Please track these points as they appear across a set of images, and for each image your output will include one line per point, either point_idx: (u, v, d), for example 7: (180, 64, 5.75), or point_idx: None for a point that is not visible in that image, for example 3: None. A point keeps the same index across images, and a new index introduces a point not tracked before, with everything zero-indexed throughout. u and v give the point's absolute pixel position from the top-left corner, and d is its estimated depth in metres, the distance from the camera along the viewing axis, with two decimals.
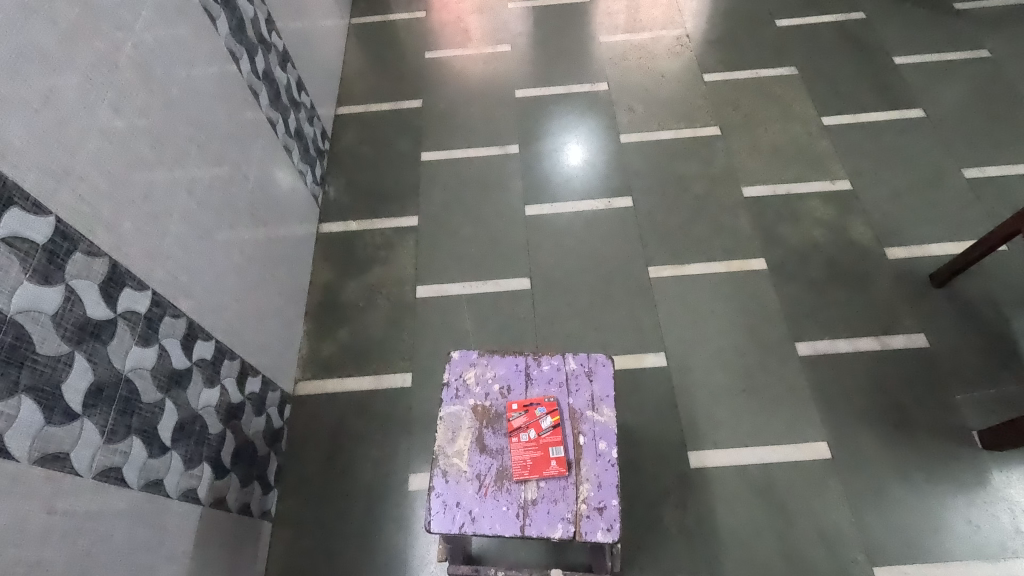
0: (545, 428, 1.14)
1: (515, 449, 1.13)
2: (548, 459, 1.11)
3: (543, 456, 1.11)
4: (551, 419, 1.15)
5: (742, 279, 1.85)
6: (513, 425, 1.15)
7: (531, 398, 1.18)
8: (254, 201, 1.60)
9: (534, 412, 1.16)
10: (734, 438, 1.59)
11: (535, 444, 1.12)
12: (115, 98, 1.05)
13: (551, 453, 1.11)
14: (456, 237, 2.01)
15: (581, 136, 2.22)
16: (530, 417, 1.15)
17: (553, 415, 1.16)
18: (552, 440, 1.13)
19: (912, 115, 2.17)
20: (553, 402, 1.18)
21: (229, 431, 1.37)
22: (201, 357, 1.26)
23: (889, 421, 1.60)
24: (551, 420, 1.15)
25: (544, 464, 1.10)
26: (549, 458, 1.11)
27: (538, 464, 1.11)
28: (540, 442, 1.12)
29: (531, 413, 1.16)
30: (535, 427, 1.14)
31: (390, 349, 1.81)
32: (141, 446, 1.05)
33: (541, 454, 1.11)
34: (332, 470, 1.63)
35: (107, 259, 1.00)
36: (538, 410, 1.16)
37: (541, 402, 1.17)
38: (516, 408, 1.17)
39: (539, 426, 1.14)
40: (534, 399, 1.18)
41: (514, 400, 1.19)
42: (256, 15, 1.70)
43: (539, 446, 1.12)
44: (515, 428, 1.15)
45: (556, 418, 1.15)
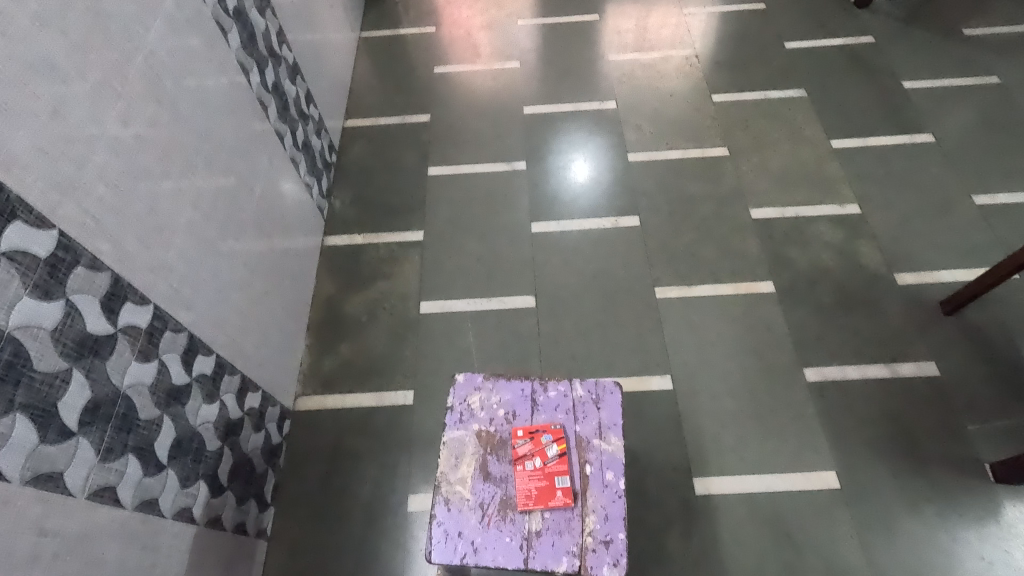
0: (551, 457, 1.12)
1: (520, 478, 1.10)
2: (554, 490, 1.08)
3: (548, 486, 1.09)
4: (557, 447, 1.13)
5: (750, 301, 1.83)
6: (518, 452, 1.13)
7: (536, 425, 1.16)
8: (260, 213, 1.59)
9: (540, 439, 1.14)
10: (741, 465, 1.56)
11: (541, 473, 1.10)
12: (124, 110, 1.04)
13: (557, 483, 1.09)
14: (461, 253, 2.00)
15: (588, 153, 2.22)
16: (536, 445, 1.13)
17: (559, 443, 1.13)
18: (557, 469, 1.10)
19: (921, 140, 2.16)
20: (559, 430, 1.15)
21: (227, 448, 1.34)
22: (201, 372, 1.24)
23: (900, 450, 1.57)
24: (557, 449, 1.13)
25: (549, 495, 1.08)
26: (555, 488, 1.08)
27: (542, 494, 1.08)
28: (545, 472, 1.10)
29: (537, 441, 1.13)
30: (540, 455, 1.12)
31: (392, 365, 1.78)
32: (137, 464, 1.02)
33: (546, 484, 1.09)
34: (331, 488, 1.60)
35: (109, 273, 0.98)
36: (543, 438, 1.13)
37: (546, 430, 1.15)
38: (521, 435, 1.15)
39: (545, 454, 1.12)
40: (540, 427, 1.15)
41: (520, 427, 1.16)
42: (267, 28, 1.70)
43: (544, 475, 1.10)
44: (519, 456, 1.12)
45: (562, 446, 1.13)
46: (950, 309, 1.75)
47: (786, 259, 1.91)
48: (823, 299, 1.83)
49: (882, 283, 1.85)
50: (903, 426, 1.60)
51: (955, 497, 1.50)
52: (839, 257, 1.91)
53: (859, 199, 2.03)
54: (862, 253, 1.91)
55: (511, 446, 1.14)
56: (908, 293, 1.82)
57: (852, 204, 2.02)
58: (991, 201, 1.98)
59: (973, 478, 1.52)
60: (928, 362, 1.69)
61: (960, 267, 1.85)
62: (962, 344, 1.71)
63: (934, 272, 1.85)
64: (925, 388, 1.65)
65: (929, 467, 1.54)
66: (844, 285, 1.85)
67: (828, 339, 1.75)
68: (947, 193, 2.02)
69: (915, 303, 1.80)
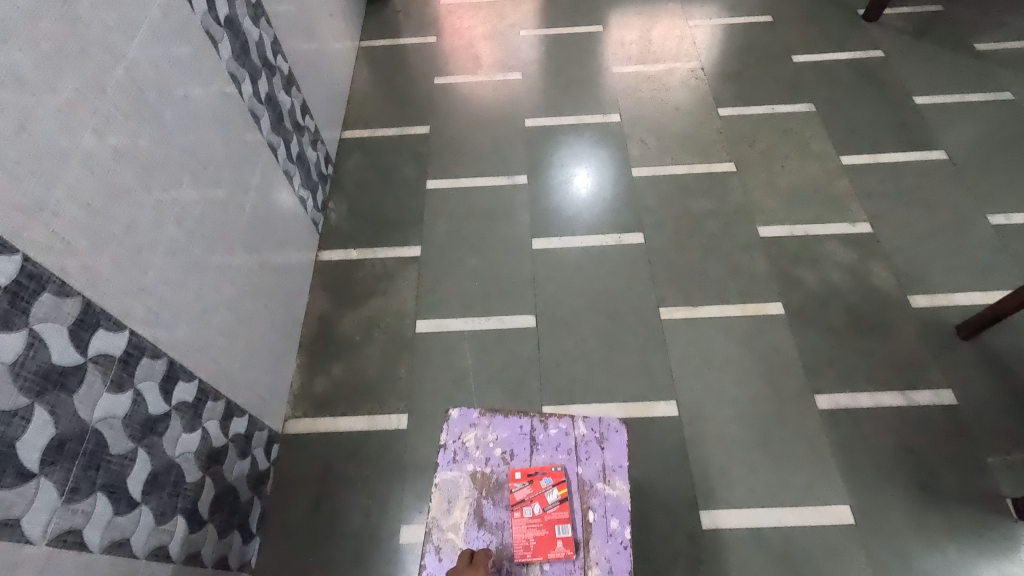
0: (551, 503, 1.05)
1: (518, 526, 1.03)
2: (554, 540, 1.01)
3: (548, 535, 1.02)
4: (557, 492, 1.06)
5: (758, 324, 1.76)
6: (515, 497, 1.06)
7: (535, 467, 1.09)
8: (250, 229, 1.53)
9: (539, 483, 1.07)
10: (750, 498, 1.49)
11: (540, 521, 1.03)
12: (101, 124, 0.98)
13: (557, 533, 1.02)
14: (459, 270, 1.94)
15: (591, 168, 2.16)
16: (535, 489, 1.06)
17: (560, 487, 1.07)
18: (558, 518, 1.03)
19: (934, 157, 2.10)
20: (559, 472, 1.08)
21: (209, 478, 1.27)
22: (182, 399, 1.17)
23: (916, 483, 1.50)
24: (558, 493, 1.06)
25: (549, 546, 1.01)
26: (555, 538, 1.02)
27: (542, 544, 1.01)
28: (545, 520, 1.03)
29: (536, 484, 1.06)
30: (540, 501, 1.05)
31: (386, 387, 1.71)
32: (106, 504, 0.96)
33: (545, 534, 1.02)
34: (320, 518, 1.53)
35: (79, 299, 0.92)
36: (543, 482, 1.06)
37: (546, 472, 1.08)
38: (519, 478, 1.08)
39: (544, 500, 1.05)
40: (539, 469, 1.08)
41: (517, 469, 1.10)
42: (261, 38, 1.65)
43: (544, 523, 1.03)
44: (517, 502, 1.05)
45: (563, 492, 1.06)
46: (967, 333, 1.68)
47: (795, 279, 1.85)
48: (834, 322, 1.76)
49: (896, 306, 1.78)
50: (919, 457, 1.53)
51: (976, 535, 1.42)
52: (850, 278, 1.84)
53: (871, 218, 1.97)
54: (874, 274, 1.84)
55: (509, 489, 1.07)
56: (923, 317, 1.75)
57: (863, 223, 1.96)
58: (1006, 221, 1.92)
59: (994, 515, 1.45)
60: (944, 390, 1.62)
61: (976, 290, 1.79)
62: (980, 371, 1.64)
63: (950, 295, 1.78)
64: (942, 417, 1.58)
65: (947, 502, 1.47)
66: (856, 307, 1.78)
67: (839, 364, 1.68)
68: (961, 213, 1.95)
69: (930, 327, 1.73)
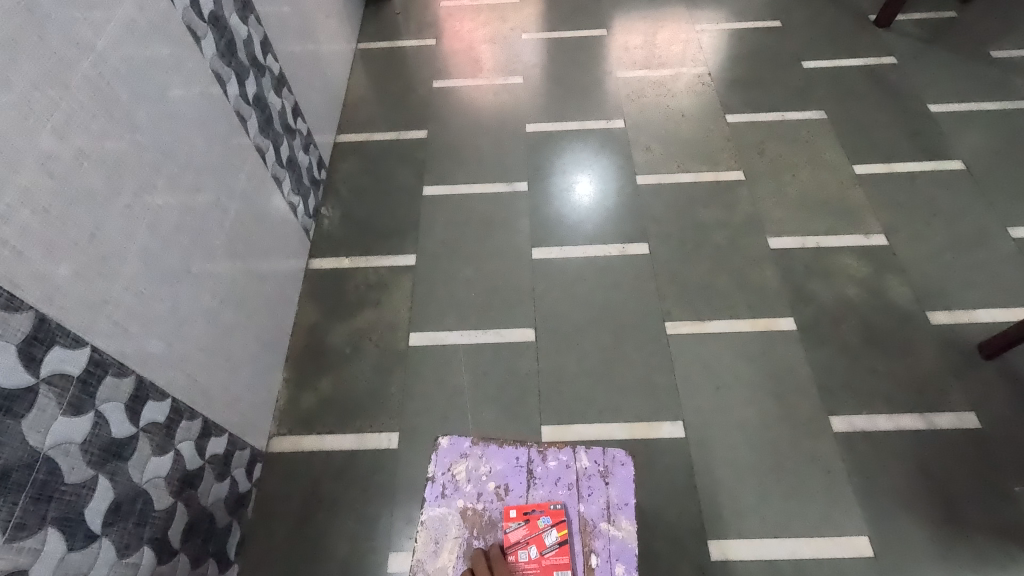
0: (548, 547, 0.97)
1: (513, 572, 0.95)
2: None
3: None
4: (556, 534, 0.98)
5: (769, 340, 1.68)
6: (509, 539, 0.98)
7: (532, 505, 1.01)
8: (234, 236, 1.45)
9: (536, 523, 0.99)
10: (761, 526, 1.40)
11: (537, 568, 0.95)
12: (62, 122, 0.90)
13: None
14: (455, 280, 1.85)
15: (594, 175, 2.08)
16: (532, 531, 0.98)
17: (559, 528, 0.98)
18: (556, 564, 0.95)
19: (951, 167, 2.02)
20: (558, 511, 1.00)
21: (181, 504, 1.19)
22: (152, 420, 1.09)
23: (939, 513, 1.40)
24: (556, 536, 0.98)
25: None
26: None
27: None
28: (542, 567, 0.95)
29: (533, 525, 0.99)
30: (537, 544, 0.97)
31: (376, 403, 1.63)
32: (59, 539, 0.87)
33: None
34: (303, 543, 1.44)
35: (31, 314, 0.84)
36: (540, 522, 0.99)
37: (543, 512, 1.00)
38: (514, 516, 1.00)
39: (542, 543, 0.97)
40: (536, 508, 1.00)
41: (512, 506, 1.02)
42: (250, 36, 1.57)
43: (541, 569, 0.95)
44: (511, 544, 0.97)
45: (563, 533, 0.98)
46: (990, 353, 1.59)
47: (807, 293, 1.76)
48: (849, 339, 1.67)
49: (913, 322, 1.69)
50: (941, 485, 1.44)
51: (1004, 570, 1.33)
52: (865, 293, 1.75)
53: (886, 230, 1.88)
54: (891, 288, 1.76)
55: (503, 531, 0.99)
56: (942, 334, 1.66)
57: (878, 234, 1.87)
58: None
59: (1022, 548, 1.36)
60: (967, 413, 1.53)
61: (998, 306, 1.70)
62: (1005, 393, 1.55)
63: (970, 312, 1.70)
64: (965, 442, 1.49)
65: (973, 533, 1.38)
66: (871, 323, 1.70)
67: (855, 384, 1.60)
68: (981, 225, 1.87)
69: (951, 345, 1.64)
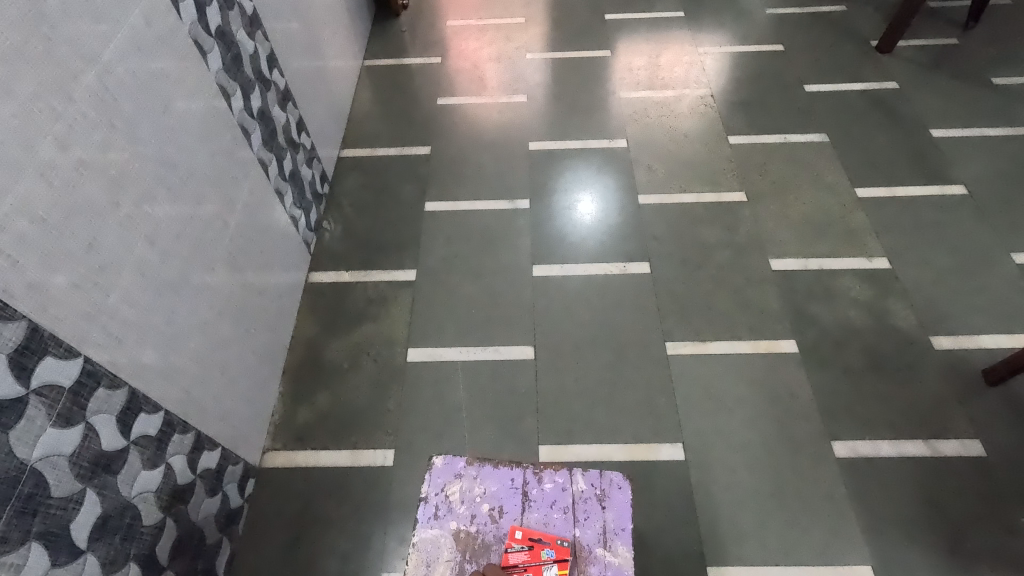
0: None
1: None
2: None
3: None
4: (556, 571, 0.94)
5: (770, 363, 1.66)
6: (508, 560, 0.96)
7: (535, 533, 0.98)
8: (234, 248, 1.44)
9: (539, 553, 0.96)
10: (762, 554, 1.37)
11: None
12: (64, 132, 0.90)
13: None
14: (455, 296, 1.85)
15: (596, 193, 2.09)
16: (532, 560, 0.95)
17: (560, 566, 0.95)
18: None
19: (953, 193, 2.01)
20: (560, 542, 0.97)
21: (170, 519, 1.16)
22: (142, 433, 1.07)
23: (944, 543, 1.37)
24: (555, 572, 0.94)
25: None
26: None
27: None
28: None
29: (534, 554, 0.96)
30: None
31: (372, 420, 1.61)
32: (42, 554, 0.85)
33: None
34: (293, 562, 1.41)
35: (24, 323, 0.83)
36: (544, 553, 0.96)
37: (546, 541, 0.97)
38: (518, 539, 0.98)
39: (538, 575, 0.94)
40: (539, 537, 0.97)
41: (519, 529, 1.00)
42: (256, 51, 1.59)
43: None
44: (508, 565, 0.95)
45: (563, 571, 0.94)
46: (995, 380, 1.57)
47: (809, 316, 1.75)
48: (851, 364, 1.65)
49: (916, 347, 1.67)
50: (946, 514, 1.41)
51: None
52: (868, 316, 1.74)
53: (888, 254, 1.87)
54: (893, 312, 1.74)
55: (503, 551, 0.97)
56: (946, 360, 1.64)
57: (880, 258, 1.87)
58: None
59: None
60: (972, 440, 1.51)
61: (1002, 332, 1.68)
62: (1010, 421, 1.53)
63: (974, 337, 1.68)
64: (971, 470, 1.46)
65: (978, 564, 1.34)
66: (874, 347, 1.68)
67: (858, 409, 1.57)
68: (984, 250, 1.86)
69: (955, 371, 1.62)
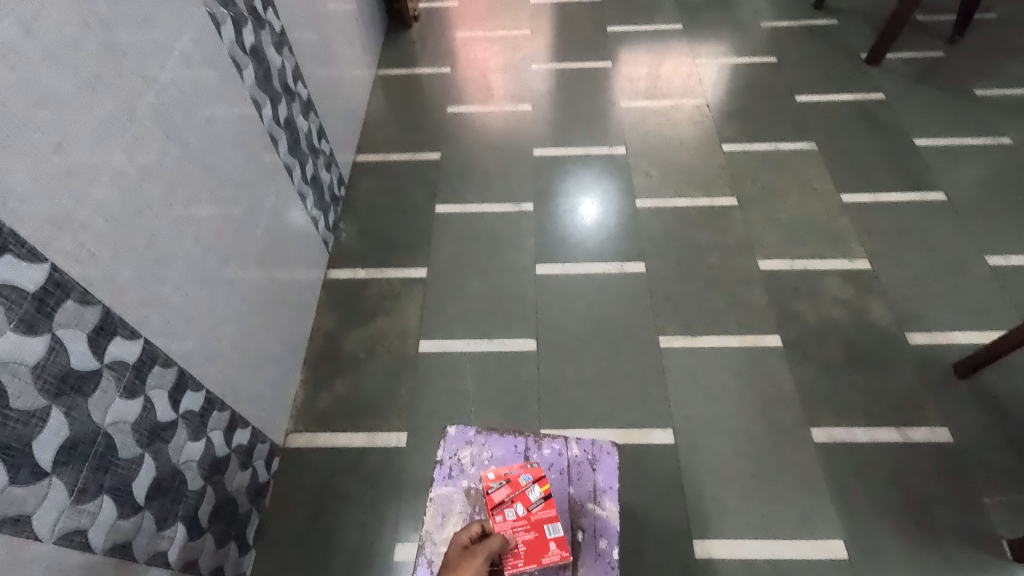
0: (535, 502, 1.05)
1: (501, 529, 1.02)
2: (548, 543, 1.01)
3: (541, 537, 1.02)
4: (539, 489, 1.06)
5: (755, 356, 1.79)
6: (496, 501, 1.05)
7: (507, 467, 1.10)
8: (263, 246, 1.59)
9: (518, 483, 1.07)
10: (743, 528, 1.50)
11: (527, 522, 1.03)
12: (131, 143, 1.04)
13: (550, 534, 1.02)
14: (463, 292, 1.98)
15: (596, 197, 2.22)
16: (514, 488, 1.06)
17: (541, 484, 1.07)
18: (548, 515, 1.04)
19: (933, 198, 2.14)
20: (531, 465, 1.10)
21: (210, 487, 1.30)
22: (189, 408, 1.21)
23: (911, 521, 1.50)
24: (540, 491, 1.06)
25: (543, 550, 1.01)
26: (547, 542, 1.02)
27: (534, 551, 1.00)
28: (532, 520, 1.03)
29: (515, 484, 1.07)
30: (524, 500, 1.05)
31: (386, 405, 1.74)
32: (112, 506, 0.99)
33: (538, 539, 1.01)
34: (316, 532, 1.55)
35: (99, 307, 0.97)
36: (522, 481, 1.07)
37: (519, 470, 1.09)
38: (495, 481, 1.07)
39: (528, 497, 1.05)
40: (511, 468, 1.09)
41: (491, 472, 1.09)
42: (283, 65, 1.74)
43: (532, 524, 1.03)
44: (498, 504, 1.04)
45: (545, 488, 1.06)
46: (965, 372, 1.69)
47: (793, 312, 1.88)
48: (831, 357, 1.78)
49: (892, 342, 1.80)
50: (914, 494, 1.54)
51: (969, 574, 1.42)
52: (848, 314, 1.87)
53: (869, 255, 2.00)
54: (873, 310, 1.87)
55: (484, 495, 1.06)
56: (919, 354, 1.77)
57: (861, 259, 1.99)
58: (1004, 262, 1.95)
59: (988, 555, 1.45)
60: (940, 428, 1.63)
61: (973, 329, 1.81)
62: (977, 411, 1.65)
63: (946, 333, 1.81)
64: (938, 456, 1.59)
65: (942, 540, 1.47)
66: (853, 342, 1.81)
67: (836, 398, 1.70)
68: (959, 253, 1.98)
69: (928, 365, 1.75)
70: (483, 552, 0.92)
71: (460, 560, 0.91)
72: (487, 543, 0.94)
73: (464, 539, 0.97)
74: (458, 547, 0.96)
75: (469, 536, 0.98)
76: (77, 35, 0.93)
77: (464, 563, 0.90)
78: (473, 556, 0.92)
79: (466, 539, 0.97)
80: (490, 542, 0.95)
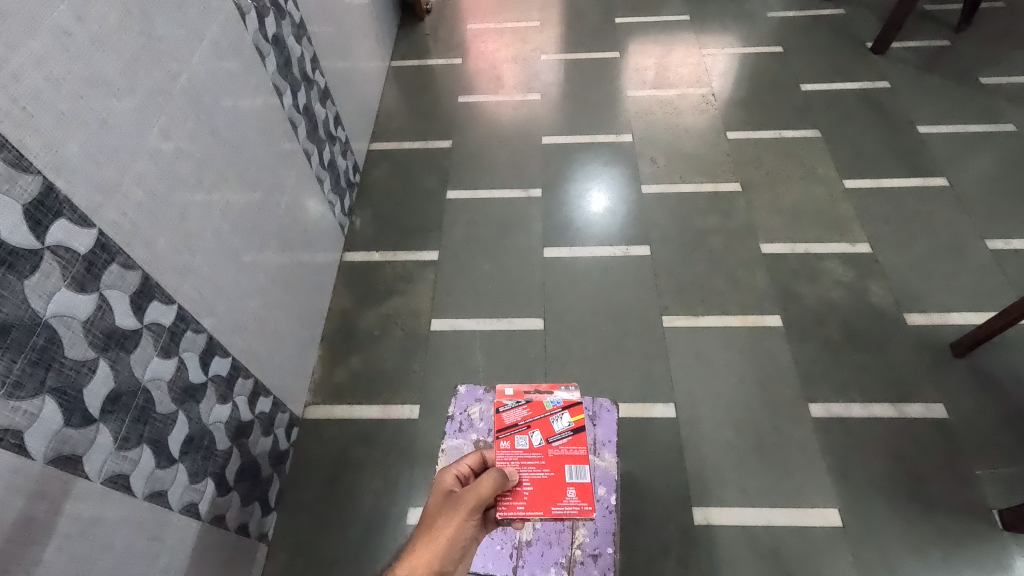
0: (556, 436, 1.16)
1: (505, 458, 1.13)
2: (565, 489, 1.10)
3: (555, 477, 1.11)
4: (570, 421, 1.18)
5: (756, 335, 1.84)
6: (517, 425, 1.18)
7: (528, 391, 1.24)
8: (284, 226, 1.66)
9: (547, 412, 1.20)
10: (741, 496, 1.56)
11: (541, 458, 1.13)
12: (166, 122, 1.13)
13: (568, 479, 1.11)
14: (473, 274, 2.06)
15: (603, 184, 2.28)
16: (534, 414, 1.19)
17: (572, 417, 1.19)
18: (565, 456, 1.13)
19: (936, 184, 2.17)
20: (558, 397, 1.22)
21: (236, 448, 1.39)
22: (217, 373, 1.30)
23: (905, 492, 1.55)
24: (569, 424, 1.18)
25: (557, 497, 1.09)
26: (565, 488, 1.10)
27: (542, 493, 1.09)
28: (548, 457, 1.13)
29: (541, 408, 1.20)
30: (542, 431, 1.17)
31: (400, 380, 1.82)
32: (150, 455, 1.08)
33: (552, 479, 1.11)
34: (334, 496, 1.63)
35: (140, 272, 1.05)
36: (552, 410, 1.20)
37: (543, 399, 1.22)
38: (524, 408, 1.20)
39: (549, 429, 1.17)
40: (535, 394, 1.22)
41: (521, 396, 1.23)
42: (302, 54, 1.82)
43: (551, 461, 1.13)
44: (518, 429, 1.17)
45: (574, 422, 1.18)
46: (961, 351, 1.74)
47: (794, 294, 1.93)
48: (830, 336, 1.83)
49: (891, 322, 1.85)
50: (908, 467, 1.59)
51: (961, 542, 1.47)
52: (848, 296, 1.91)
53: (870, 239, 2.05)
54: (872, 292, 1.92)
55: (497, 413, 1.20)
56: (917, 334, 1.81)
57: (863, 244, 2.03)
58: (1005, 246, 1.98)
59: (980, 524, 1.49)
60: (936, 404, 1.68)
61: (971, 310, 1.85)
62: (973, 389, 1.70)
63: (945, 314, 1.85)
64: (933, 430, 1.64)
65: (934, 510, 1.52)
66: (852, 323, 1.86)
67: (834, 376, 1.75)
68: (959, 237, 2.02)
69: (926, 344, 1.79)
70: (471, 500, 0.97)
71: (444, 507, 0.96)
72: (475, 489, 0.99)
73: (448, 485, 1.03)
74: (441, 493, 1.01)
75: (452, 482, 1.04)
76: (122, 22, 1.01)
77: (450, 509, 0.95)
78: (459, 505, 0.96)
79: (450, 486, 1.03)
80: (479, 486, 0.99)
